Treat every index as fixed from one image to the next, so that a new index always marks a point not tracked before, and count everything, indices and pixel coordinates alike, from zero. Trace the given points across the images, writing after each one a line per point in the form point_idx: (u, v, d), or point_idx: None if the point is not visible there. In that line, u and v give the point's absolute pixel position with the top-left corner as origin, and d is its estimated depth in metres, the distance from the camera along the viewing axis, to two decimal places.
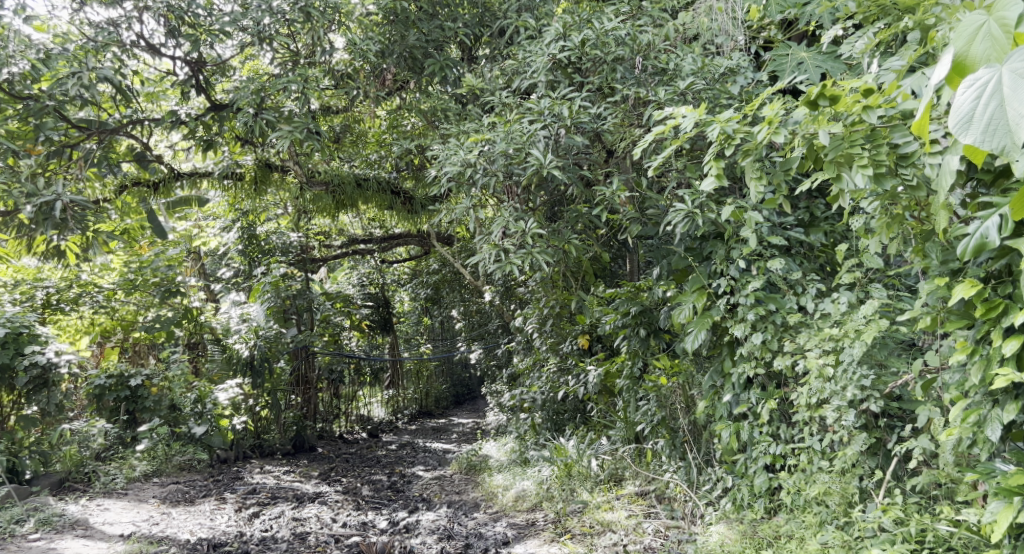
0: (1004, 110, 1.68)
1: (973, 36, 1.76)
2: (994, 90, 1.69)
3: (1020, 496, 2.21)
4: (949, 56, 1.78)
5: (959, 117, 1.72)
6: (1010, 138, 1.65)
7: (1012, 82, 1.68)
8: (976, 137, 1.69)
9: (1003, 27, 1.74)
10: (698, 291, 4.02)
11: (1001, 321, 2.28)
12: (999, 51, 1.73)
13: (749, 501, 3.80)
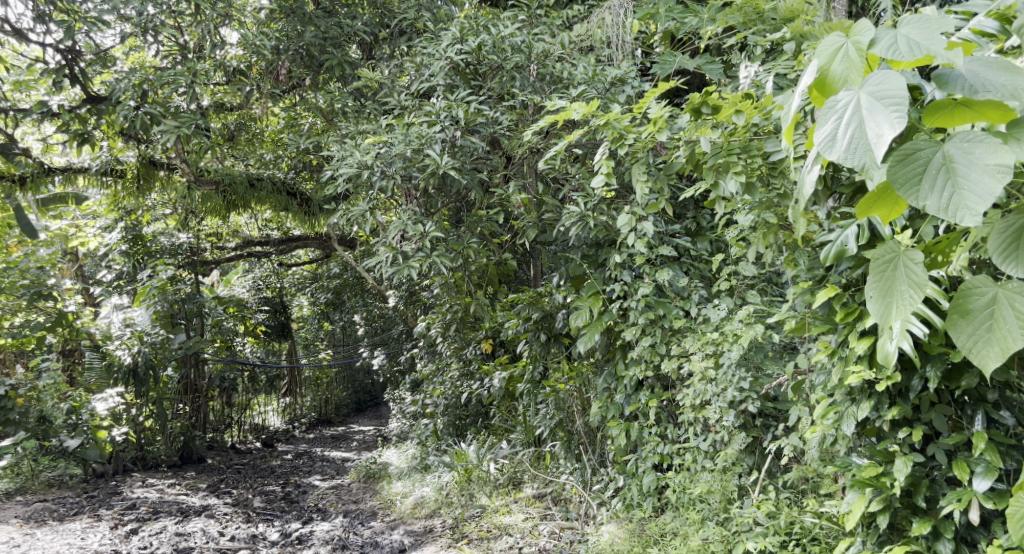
0: (866, 129, 1.55)
1: (833, 56, 1.63)
2: (856, 110, 1.57)
3: (872, 488, 2.33)
4: (812, 73, 1.65)
5: (822, 136, 1.59)
6: (870, 158, 1.53)
7: (870, 104, 1.55)
8: (838, 156, 1.57)
9: (859, 49, 1.60)
10: (594, 297, 4.08)
11: (856, 325, 2.37)
12: (858, 72, 1.59)
13: (639, 501, 3.88)
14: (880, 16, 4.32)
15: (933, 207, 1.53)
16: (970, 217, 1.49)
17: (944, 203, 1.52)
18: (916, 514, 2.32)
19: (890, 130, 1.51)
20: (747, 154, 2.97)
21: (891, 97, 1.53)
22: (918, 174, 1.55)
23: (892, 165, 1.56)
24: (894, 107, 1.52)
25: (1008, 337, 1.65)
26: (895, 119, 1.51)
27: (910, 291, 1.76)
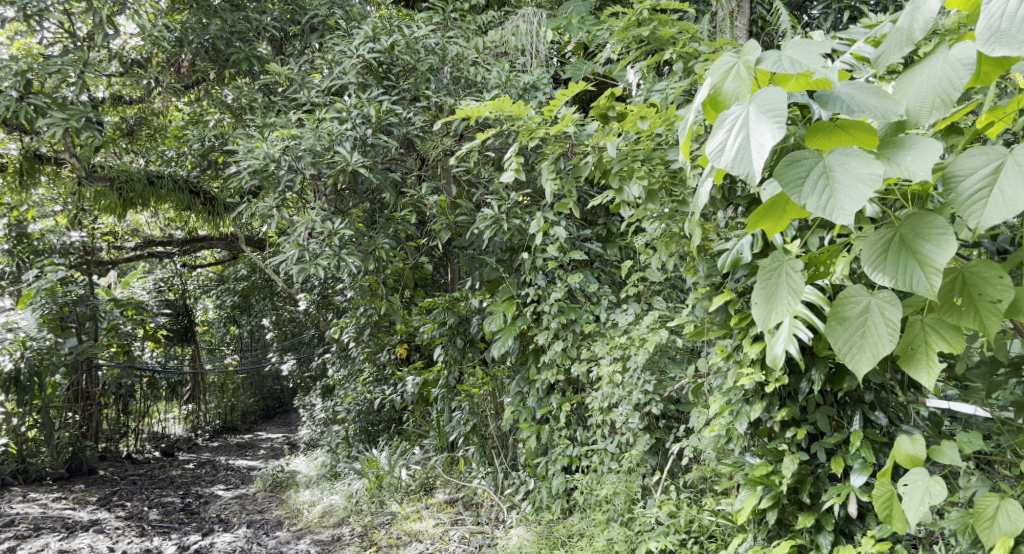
0: (753, 138, 1.55)
1: (725, 73, 1.66)
2: (743, 121, 1.57)
3: (763, 486, 2.41)
4: (706, 90, 1.69)
5: (712, 146, 1.59)
6: (753, 166, 1.53)
7: (757, 116, 1.55)
8: (727, 164, 1.56)
9: (749, 67, 1.64)
10: (508, 301, 4.07)
11: (749, 330, 2.45)
12: (747, 88, 1.62)
13: (548, 503, 3.89)
14: (785, 33, 4.46)
15: (813, 207, 1.54)
16: (847, 215, 1.50)
17: (823, 204, 1.53)
18: (801, 510, 2.41)
19: (772, 139, 1.52)
20: (649, 163, 3.03)
21: (773, 109, 1.54)
22: (799, 178, 1.56)
23: (777, 171, 1.58)
24: (775, 118, 1.53)
25: (879, 343, 1.64)
26: (776, 129, 1.52)
27: (792, 297, 1.77)
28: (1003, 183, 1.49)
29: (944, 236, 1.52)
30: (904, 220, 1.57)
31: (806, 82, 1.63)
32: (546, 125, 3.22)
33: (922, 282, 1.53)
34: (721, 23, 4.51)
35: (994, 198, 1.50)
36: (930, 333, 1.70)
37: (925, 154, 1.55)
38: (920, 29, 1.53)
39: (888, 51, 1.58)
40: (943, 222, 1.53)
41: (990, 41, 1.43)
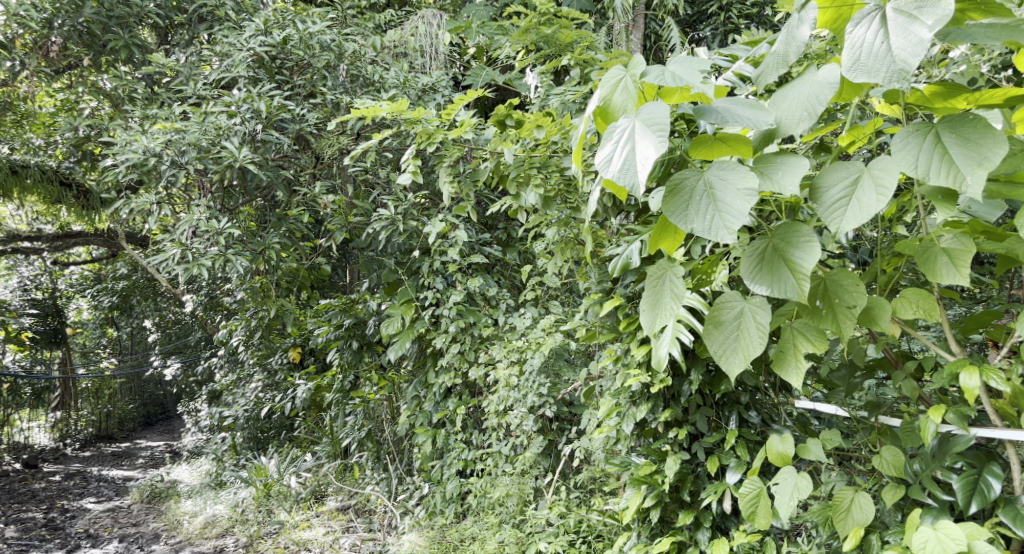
0: (638, 150, 1.58)
1: (614, 86, 1.69)
2: (630, 134, 1.60)
3: (647, 484, 2.47)
4: (596, 101, 1.72)
5: (601, 158, 1.61)
6: (638, 178, 1.56)
7: (642, 129, 1.59)
8: (614, 175, 1.59)
9: (635, 81, 1.68)
10: (406, 305, 4.02)
11: (637, 334, 2.50)
12: (634, 102, 1.66)
13: (441, 507, 3.86)
14: (679, 46, 4.61)
15: (699, 229, 1.59)
16: (729, 236, 1.55)
17: (707, 225, 1.58)
18: (682, 508, 2.48)
19: (655, 152, 1.55)
20: (546, 170, 2.81)
21: (657, 124, 1.57)
22: (684, 201, 1.61)
23: (663, 196, 1.63)
24: (659, 132, 1.56)
25: (750, 346, 1.71)
26: (660, 143, 1.55)
27: (672, 302, 1.81)
28: (860, 194, 1.50)
29: (809, 243, 1.60)
30: (777, 230, 1.64)
31: (688, 96, 1.69)
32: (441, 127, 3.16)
33: (794, 288, 1.60)
34: (617, 36, 4.64)
35: (851, 207, 1.50)
36: (797, 337, 1.77)
37: (795, 167, 1.61)
38: (794, 53, 1.54)
39: (766, 71, 1.58)
40: (808, 230, 1.61)
41: (853, 69, 1.42)
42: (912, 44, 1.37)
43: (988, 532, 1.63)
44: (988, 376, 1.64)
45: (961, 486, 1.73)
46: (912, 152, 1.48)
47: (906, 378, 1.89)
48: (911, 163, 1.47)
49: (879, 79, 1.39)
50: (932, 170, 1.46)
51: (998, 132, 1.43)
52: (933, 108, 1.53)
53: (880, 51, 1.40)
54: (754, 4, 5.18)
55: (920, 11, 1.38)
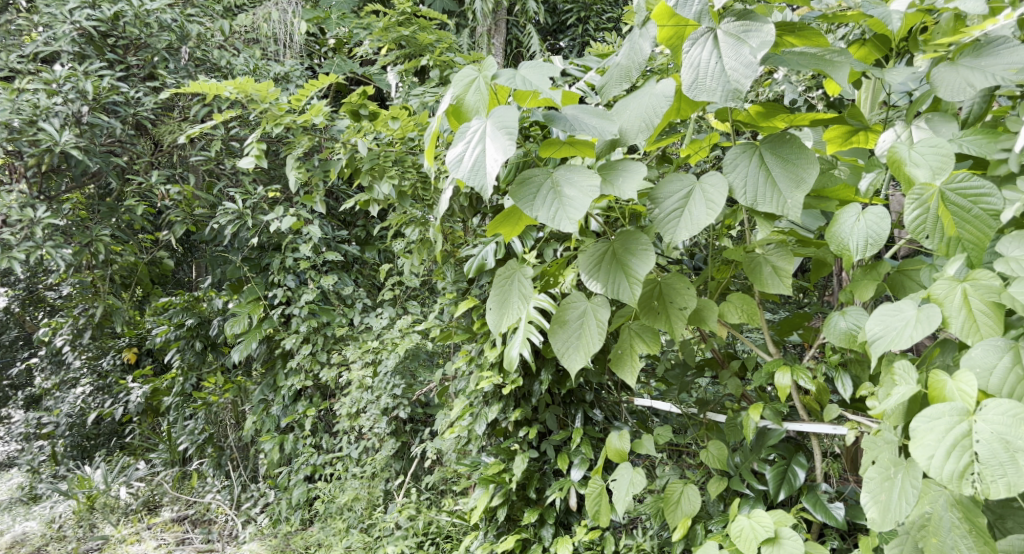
0: (488, 151, 1.59)
1: (467, 86, 1.70)
2: (481, 135, 1.61)
3: (495, 483, 2.50)
4: (448, 100, 1.72)
5: (452, 156, 1.61)
6: (487, 179, 1.57)
7: (493, 131, 1.60)
8: (464, 175, 1.60)
9: (488, 82, 1.68)
10: (253, 303, 3.84)
11: (492, 335, 2.51)
12: (487, 104, 1.67)
13: (287, 514, 3.74)
14: (538, 53, 4.71)
15: (543, 218, 1.62)
16: (571, 223, 1.59)
17: (551, 215, 1.61)
18: (528, 505, 2.53)
19: (504, 154, 1.56)
20: (401, 165, 2.65)
21: (506, 126, 1.59)
22: (530, 194, 1.64)
23: (511, 188, 1.65)
24: (508, 135, 1.58)
25: (590, 342, 1.76)
26: (506, 145, 1.56)
27: (519, 303, 1.84)
28: (693, 207, 1.58)
29: (645, 252, 1.67)
30: (617, 237, 1.71)
31: (540, 101, 1.72)
32: (293, 116, 2.81)
33: (627, 293, 1.67)
34: (480, 38, 4.68)
35: (683, 219, 1.58)
36: (635, 338, 1.84)
37: (634, 175, 1.67)
38: (636, 68, 1.61)
39: (609, 84, 1.64)
40: (646, 239, 1.67)
41: (692, 86, 1.49)
42: (742, 64, 1.46)
43: (793, 517, 1.77)
44: (797, 375, 1.78)
45: (772, 476, 1.89)
46: (741, 174, 1.58)
47: (730, 376, 2.01)
48: (740, 188, 1.57)
49: (715, 97, 1.48)
50: (758, 196, 1.56)
51: (811, 154, 1.54)
52: (759, 127, 1.64)
53: (715, 70, 1.48)
54: (610, 17, 5.38)
55: (747, 34, 1.48)
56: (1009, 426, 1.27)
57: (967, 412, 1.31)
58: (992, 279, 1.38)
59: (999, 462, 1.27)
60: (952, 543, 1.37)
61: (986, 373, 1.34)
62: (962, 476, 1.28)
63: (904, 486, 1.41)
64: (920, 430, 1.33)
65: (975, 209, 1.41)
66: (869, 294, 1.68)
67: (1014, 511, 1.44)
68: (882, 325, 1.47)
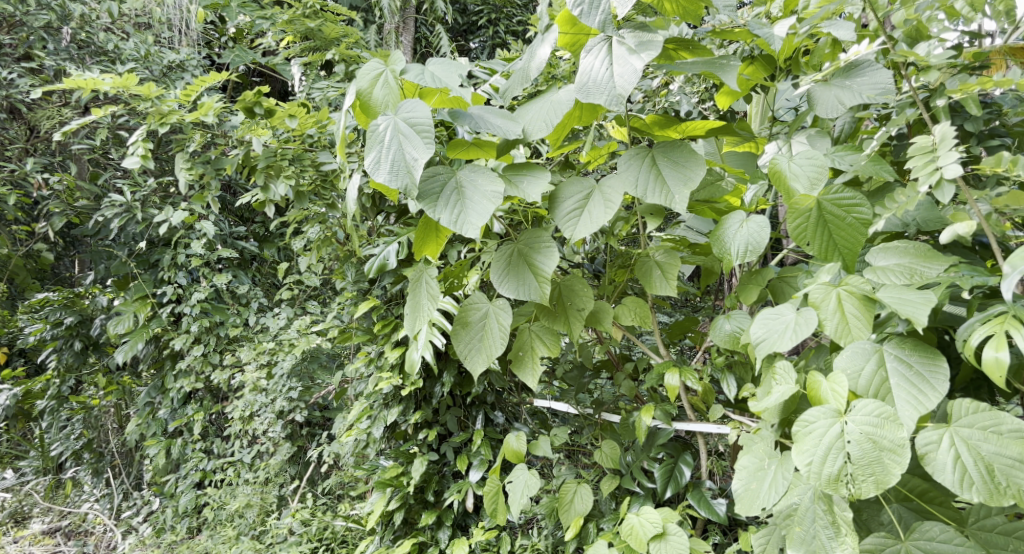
0: (406, 150, 1.56)
1: (373, 81, 1.65)
2: (394, 133, 1.57)
3: (392, 487, 2.46)
4: (353, 95, 1.66)
5: (369, 160, 1.57)
6: (412, 180, 1.55)
7: (407, 129, 1.57)
8: (385, 178, 1.56)
9: (396, 77, 1.65)
10: (140, 302, 3.65)
11: (392, 336, 2.47)
12: (396, 99, 1.63)
13: (172, 523, 3.57)
14: (446, 53, 4.71)
15: (447, 221, 1.60)
16: (474, 231, 1.58)
17: (455, 218, 1.60)
18: (425, 508, 2.50)
19: (424, 153, 1.54)
20: (299, 162, 2.57)
21: (419, 124, 1.56)
22: (434, 193, 1.62)
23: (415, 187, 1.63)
24: (423, 133, 1.56)
25: (492, 345, 1.76)
26: (425, 144, 1.55)
27: (429, 304, 1.80)
28: (591, 207, 1.61)
29: (549, 249, 1.69)
30: (521, 235, 1.72)
31: (447, 100, 1.71)
32: (182, 107, 2.69)
33: (534, 290, 1.68)
34: (387, 35, 4.63)
35: (582, 217, 1.61)
36: (535, 339, 1.85)
37: (540, 179, 1.67)
38: (533, 71, 1.61)
39: (512, 84, 1.64)
40: (548, 237, 1.69)
41: (584, 89, 1.51)
42: (627, 72, 1.49)
43: (680, 514, 1.81)
44: (686, 376, 1.82)
45: (660, 474, 1.93)
46: (632, 172, 1.60)
47: (625, 377, 2.06)
48: (632, 183, 1.60)
49: (601, 100, 1.50)
50: (647, 188, 1.59)
51: (698, 156, 1.59)
52: (653, 134, 1.68)
53: (603, 76, 1.51)
54: (519, 21, 5.42)
55: (639, 45, 1.51)
56: (875, 426, 1.34)
57: (839, 413, 1.38)
58: (862, 283, 1.44)
59: (867, 461, 1.33)
60: (814, 530, 1.41)
61: (855, 375, 1.41)
62: (836, 478, 1.35)
63: (776, 477, 1.48)
64: (800, 434, 1.39)
65: (850, 218, 1.48)
66: (754, 298, 1.74)
67: (870, 504, 1.47)
68: (764, 328, 1.50)
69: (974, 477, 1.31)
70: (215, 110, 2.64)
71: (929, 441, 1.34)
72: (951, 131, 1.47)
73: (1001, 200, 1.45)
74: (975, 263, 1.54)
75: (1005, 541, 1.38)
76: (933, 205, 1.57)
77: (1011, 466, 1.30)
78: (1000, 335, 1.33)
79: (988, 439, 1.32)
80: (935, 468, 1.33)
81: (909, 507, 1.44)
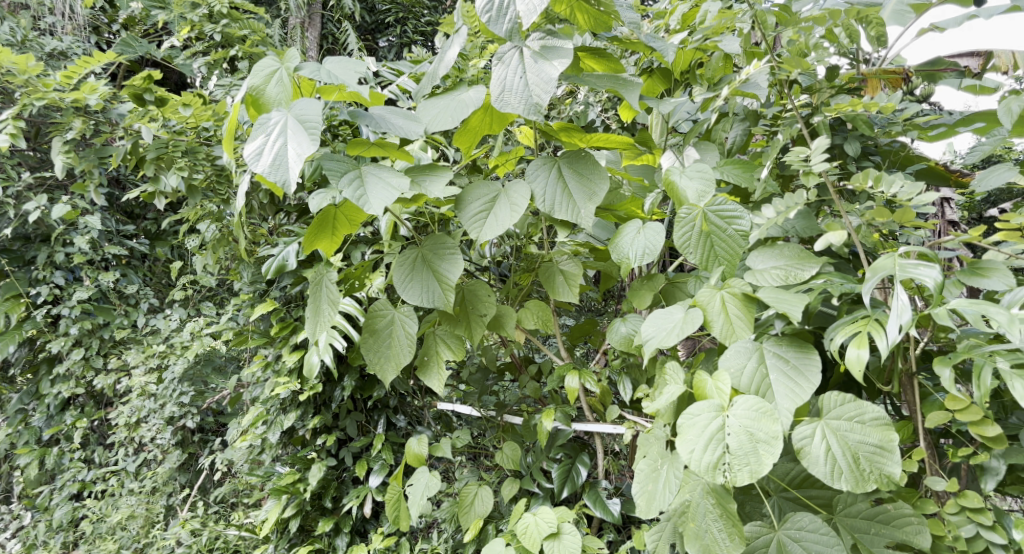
0: (289, 146, 1.51)
1: (267, 77, 1.60)
2: (280, 129, 1.53)
3: (287, 494, 2.39)
4: (245, 89, 1.61)
5: (249, 150, 1.52)
6: (289, 174, 1.49)
7: (294, 126, 1.52)
8: (261, 169, 1.51)
9: (291, 75, 1.61)
10: (11, 302, 3.36)
11: (290, 338, 2.40)
12: (288, 97, 1.59)
13: (45, 538, 3.33)
14: (352, 52, 4.64)
15: (349, 196, 1.56)
16: (377, 209, 1.55)
17: (358, 195, 1.57)
18: (322, 515, 2.44)
19: (307, 150, 1.50)
20: (192, 156, 2.46)
21: (307, 122, 1.52)
22: (336, 171, 1.59)
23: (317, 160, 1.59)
24: (310, 131, 1.51)
25: (401, 353, 1.73)
26: (309, 142, 1.50)
27: (330, 309, 1.76)
28: (498, 210, 1.61)
29: (454, 257, 1.67)
30: (425, 241, 1.70)
31: (346, 96, 1.65)
32: (61, 95, 2.54)
33: (439, 296, 1.66)
34: (291, 31, 4.53)
35: (489, 220, 1.61)
36: (439, 344, 1.83)
37: (445, 182, 1.64)
38: (442, 69, 1.61)
39: (427, 83, 1.64)
40: (453, 244, 1.68)
41: (500, 99, 1.51)
42: (543, 81, 1.50)
43: (576, 513, 1.84)
44: (584, 379, 1.85)
45: (558, 474, 1.95)
46: (541, 182, 1.62)
47: (527, 380, 2.07)
48: (540, 196, 1.61)
49: (520, 111, 1.50)
50: (555, 203, 1.60)
51: (602, 169, 1.61)
52: (561, 140, 1.68)
53: (519, 86, 1.51)
54: (428, 22, 5.41)
55: (548, 51, 1.52)
56: (754, 420, 1.39)
57: (721, 408, 1.42)
58: (743, 284, 1.50)
59: (744, 452, 1.38)
60: (705, 526, 1.45)
61: (738, 372, 1.47)
62: (715, 466, 1.39)
63: (669, 475, 1.50)
64: (684, 426, 1.43)
65: (730, 229, 1.53)
66: (647, 303, 1.78)
67: (751, 496, 1.53)
68: (655, 327, 1.54)
69: (842, 465, 1.37)
70: (99, 98, 2.50)
71: (803, 436, 1.40)
72: (826, 143, 1.55)
73: (869, 214, 1.54)
74: (848, 272, 1.62)
75: (868, 525, 1.46)
76: (810, 215, 1.61)
77: (874, 453, 1.37)
78: (862, 336, 1.40)
79: (854, 429, 1.39)
80: (810, 462, 1.39)
81: (786, 497, 1.50)
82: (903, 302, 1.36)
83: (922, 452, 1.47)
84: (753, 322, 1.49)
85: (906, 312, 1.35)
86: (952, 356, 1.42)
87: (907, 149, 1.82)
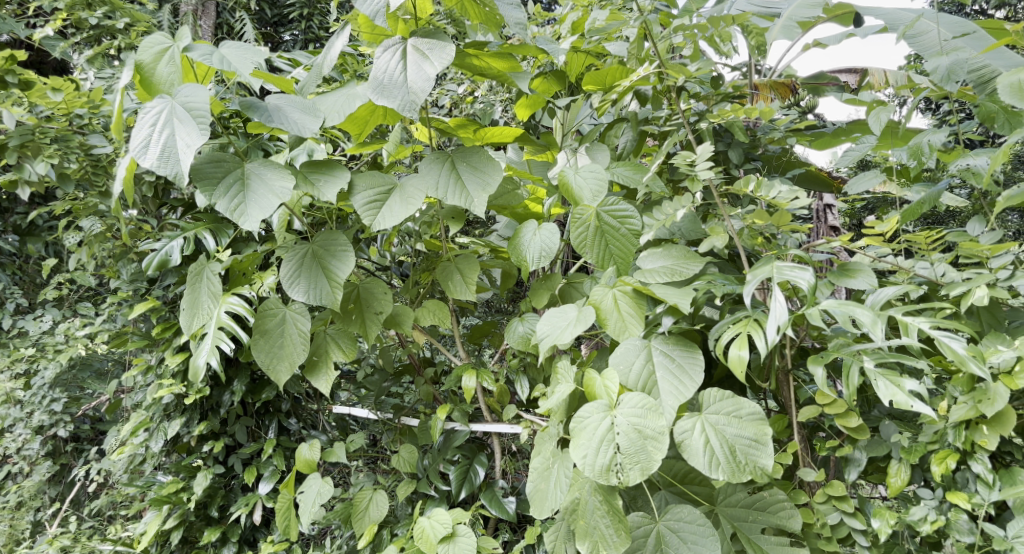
0: (177, 138, 1.42)
1: (158, 55, 1.52)
2: (167, 118, 1.44)
3: (169, 504, 2.26)
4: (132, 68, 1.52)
5: (136, 142, 1.43)
6: (179, 166, 1.40)
7: (182, 113, 1.44)
8: (150, 162, 1.41)
9: (180, 54, 1.52)
10: None
11: (173, 340, 2.27)
12: (180, 78, 1.51)
13: None
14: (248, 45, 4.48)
15: (221, 208, 1.50)
16: (252, 223, 1.48)
17: (231, 207, 1.50)
18: (208, 525, 2.33)
19: (198, 140, 1.41)
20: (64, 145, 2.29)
21: (196, 109, 1.44)
22: (213, 177, 1.51)
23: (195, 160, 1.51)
24: (199, 119, 1.43)
25: (294, 352, 1.67)
26: (198, 132, 1.42)
27: (209, 302, 1.68)
28: (391, 202, 1.59)
29: (345, 254, 1.62)
30: (317, 237, 1.65)
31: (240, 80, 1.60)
32: None
33: (327, 294, 1.61)
34: (182, 19, 4.33)
35: (383, 211, 1.58)
36: (330, 342, 1.77)
37: (337, 180, 1.58)
38: (327, 67, 1.56)
39: (309, 80, 1.59)
40: (345, 240, 1.63)
41: (377, 91, 1.47)
42: (421, 78, 1.47)
43: (471, 515, 1.82)
44: (481, 378, 1.84)
45: (455, 475, 1.93)
46: (433, 174, 1.59)
47: (424, 382, 2.04)
48: (432, 186, 1.58)
49: (392, 104, 1.46)
50: (447, 190, 1.58)
51: (497, 163, 1.60)
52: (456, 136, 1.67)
53: (398, 79, 1.48)
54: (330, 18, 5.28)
55: (430, 51, 1.48)
56: (640, 417, 1.40)
57: (610, 407, 1.43)
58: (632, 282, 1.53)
59: (634, 450, 1.39)
60: (597, 525, 1.44)
61: (626, 371, 1.48)
62: (608, 468, 1.39)
63: (559, 475, 1.51)
64: (578, 430, 1.43)
65: (623, 228, 1.55)
66: (544, 302, 1.79)
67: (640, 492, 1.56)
68: (549, 325, 1.55)
69: (719, 456, 1.40)
70: None
71: (683, 429, 1.43)
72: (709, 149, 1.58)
73: (751, 218, 1.58)
74: (732, 272, 1.67)
75: (746, 513, 1.50)
76: (696, 217, 1.66)
77: (749, 445, 1.40)
78: (742, 336, 1.43)
79: (731, 422, 1.42)
80: (690, 453, 1.42)
81: (671, 491, 1.53)
82: (779, 305, 1.40)
83: (796, 445, 1.53)
84: (644, 319, 1.51)
85: (782, 314, 1.39)
86: (823, 355, 1.47)
87: (788, 154, 1.90)
